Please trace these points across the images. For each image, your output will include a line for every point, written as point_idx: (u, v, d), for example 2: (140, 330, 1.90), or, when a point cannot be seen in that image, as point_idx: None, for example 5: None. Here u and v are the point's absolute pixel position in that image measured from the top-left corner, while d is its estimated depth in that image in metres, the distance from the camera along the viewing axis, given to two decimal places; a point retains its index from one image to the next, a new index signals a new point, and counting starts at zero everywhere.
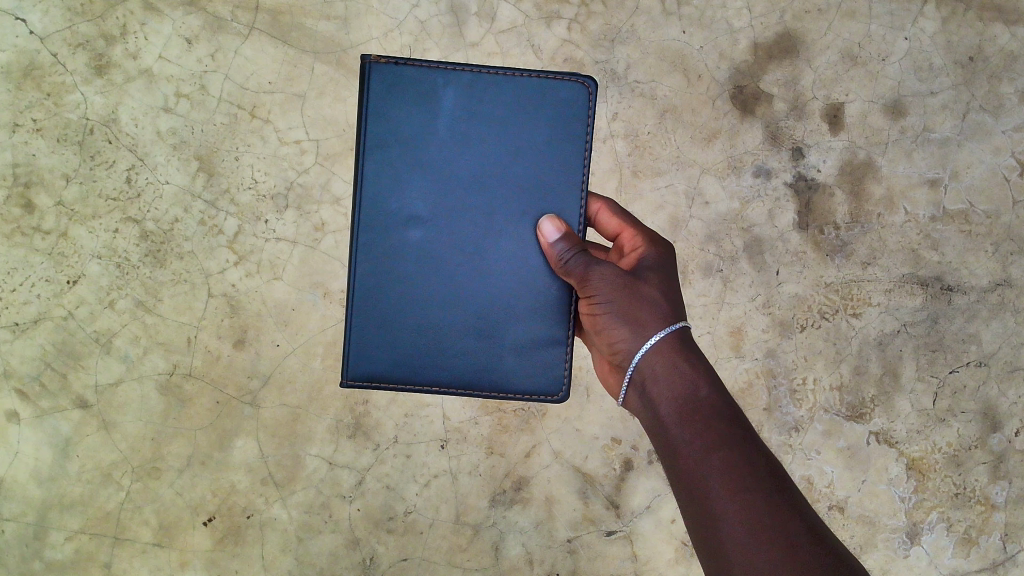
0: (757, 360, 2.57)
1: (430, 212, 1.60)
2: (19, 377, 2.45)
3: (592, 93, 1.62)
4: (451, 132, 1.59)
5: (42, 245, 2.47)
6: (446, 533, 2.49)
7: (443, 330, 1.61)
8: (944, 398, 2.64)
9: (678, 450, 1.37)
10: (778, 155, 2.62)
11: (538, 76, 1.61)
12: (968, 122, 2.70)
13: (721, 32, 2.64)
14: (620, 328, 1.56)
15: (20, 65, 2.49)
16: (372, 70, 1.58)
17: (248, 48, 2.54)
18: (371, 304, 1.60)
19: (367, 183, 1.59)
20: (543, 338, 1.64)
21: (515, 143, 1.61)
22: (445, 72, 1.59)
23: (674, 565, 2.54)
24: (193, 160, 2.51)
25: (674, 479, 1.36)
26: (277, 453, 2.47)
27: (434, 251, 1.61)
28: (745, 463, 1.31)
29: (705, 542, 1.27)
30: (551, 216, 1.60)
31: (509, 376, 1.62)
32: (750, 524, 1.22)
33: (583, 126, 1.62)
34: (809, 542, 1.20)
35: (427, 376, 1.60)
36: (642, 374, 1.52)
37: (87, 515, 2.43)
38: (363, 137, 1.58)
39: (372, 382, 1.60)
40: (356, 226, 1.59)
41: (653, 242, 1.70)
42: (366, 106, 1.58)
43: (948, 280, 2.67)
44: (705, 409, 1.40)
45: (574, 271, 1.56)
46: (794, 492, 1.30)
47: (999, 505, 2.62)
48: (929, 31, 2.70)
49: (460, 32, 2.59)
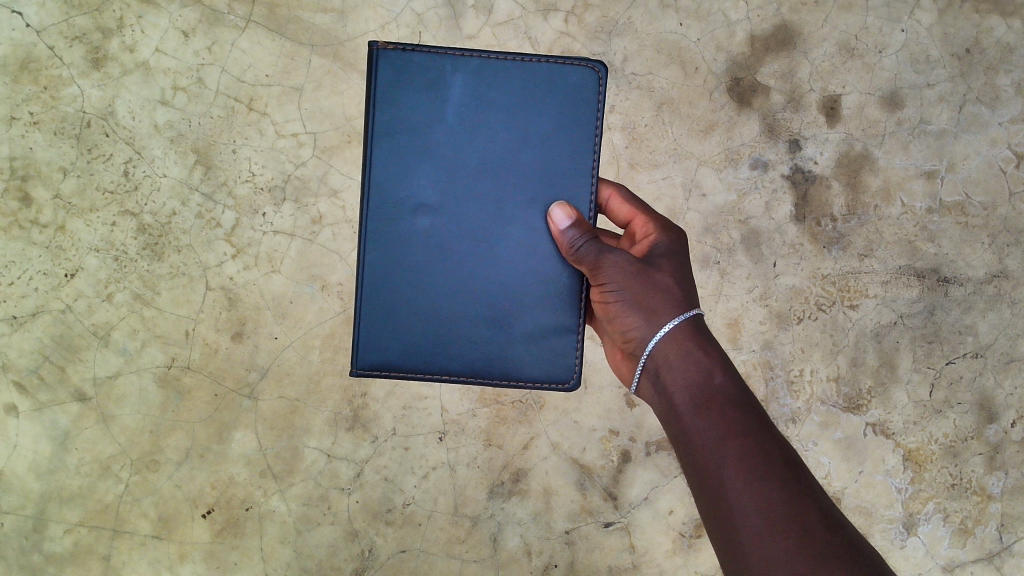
0: (755, 352, 2.57)
1: (439, 200, 1.60)
2: (17, 370, 2.45)
3: (601, 78, 1.62)
4: (460, 118, 1.60)
5: (40, 238, 2.47)
6: (444, 525, 2.50)
7: (453, 318, 1.61)
8: (940, 389, 2.65)
9: (692, 438, 1.38)
10: (776, 147, 2.63)
11: (548, 62, 1.61)
12: (965, 114, 2.70)
13: (718, 24, 2.64)
14: (633, 316, 1.57)
15: (17, 58, 2.49)
16: (380, 56, 1.58)
17: (245, 41, 2.54)
18: (381, 293, 1.61)
19: (376, 170, 1.59)
20: (553, 327, 1.64)
21: (525, 130, 1.61)
22: (454, 59, 1.60)
23: (672, 556, 2.55)
24: (191, 153, 2.51)
25: (688, 468, 1.38)
26: (276, 445, 2.48)
27: (443, 239, 1.61)
28: (760, 452, 1.32)
29: (720, 530, 1.29)
30: (561, 203, 1.60)
31: (519, 365, 1.63)
32: (764, 513, 1.23)
33: (593, 112, 1.62)
34: (824, 531, 1.21)
35: (437, 365, 1.61)
36: (656, 362, 1.54)
37: (86, 508, 2.43)
38: (371, 124, 1.59)
39: (382, 370, 1.61)
40: (365, 213, 1.60)
41: (665, 229, 1.71)
42: (374, 93, 1.59)
43: (945, 271, 2.68)
44: (720, 398, 1.42)
45: (586, 258, 1.56)
46: (810, 480, 1.30)
47: (995, 496, 2.63)
48: (926, 24, 2.71)
49: (457, 24, 2.59)
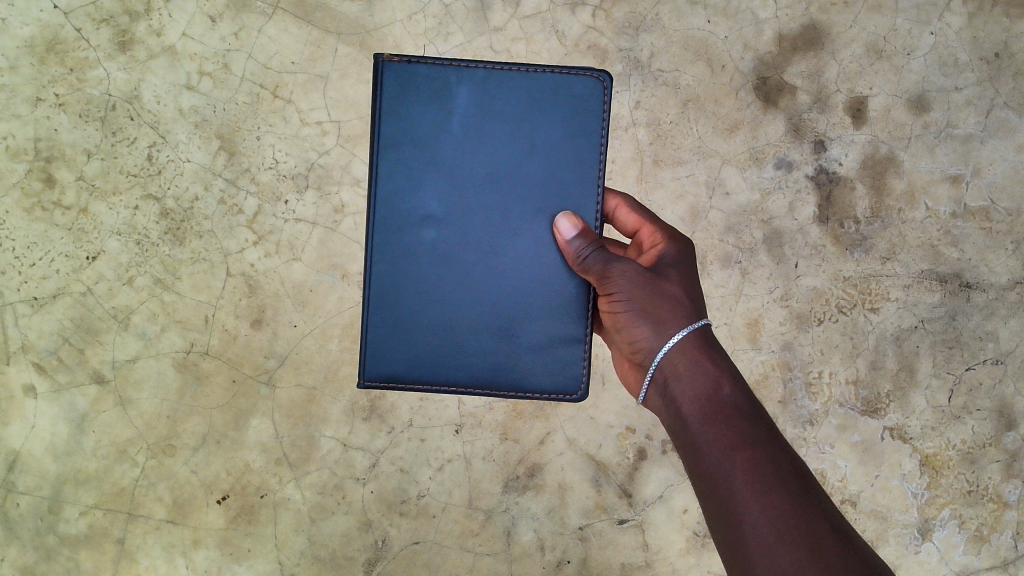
0: (774, 353, 2.56)
1: (445, 211, 1.60)
2: (36, 351, 2.45)
3: (606, 87, 1.62)
4: (466, 130, 1.59)
5: (62, 220, 2.47)
6: (458, 517, 2.50)
7: (460, 328, 1.61)
8: (959, 395, 2.64)
9: (701, 449, 1.38)
10: (800, 147, 2.62)
11: (553, 72, 1.61)
12: (992, 119, 2.69)
13: (746, 22, 2.63)
14: (641, 326, 1.57)
15: (44, 40, 2.49)
16: (385, 69, 1.58)
17: (272, 27, 2.54)
18: (387, 304, 1.60)
19: (382, 182, 1.59)
20: (561, 336, 1.63)
21: (531, 140, 1.60)
22: (458, 71, 1.59)
23: (685, 555, 2.54)
24: (215, 138, 2.51)
25: (697, 479, 1.37)
26: (292, 433, 2.48)
27: (449, 249, 1.60)
28: (770, 463, 1.31)
29: (728, 543, 1.28)
30: (567, 212, 1.60)
31: (525, 376, 1.62)
32: (774, 525, 1.23)
33: (598, 122, 1.62)
34: (834, 543, 1.21)
35: (444, 376, 1.60)
36: (664, 372, 1.52)
37: (102, 491, 2.43)
38: (377, 136, 1.58)
39: (389, 382, 1.60)
40: (371, 226, 1.59)
41: (672, 239, 1.71)
42: (380, 105, 1.58)
43: (967, 277, 2.67)
44: (728, 409, 1.41)
45: (593, 268, 1.56)
46: (819, 493, 1.31)
47: (1012, 504, 2.62)
48: (955, 27, 2.69)
49: (484, 16, 2.58)
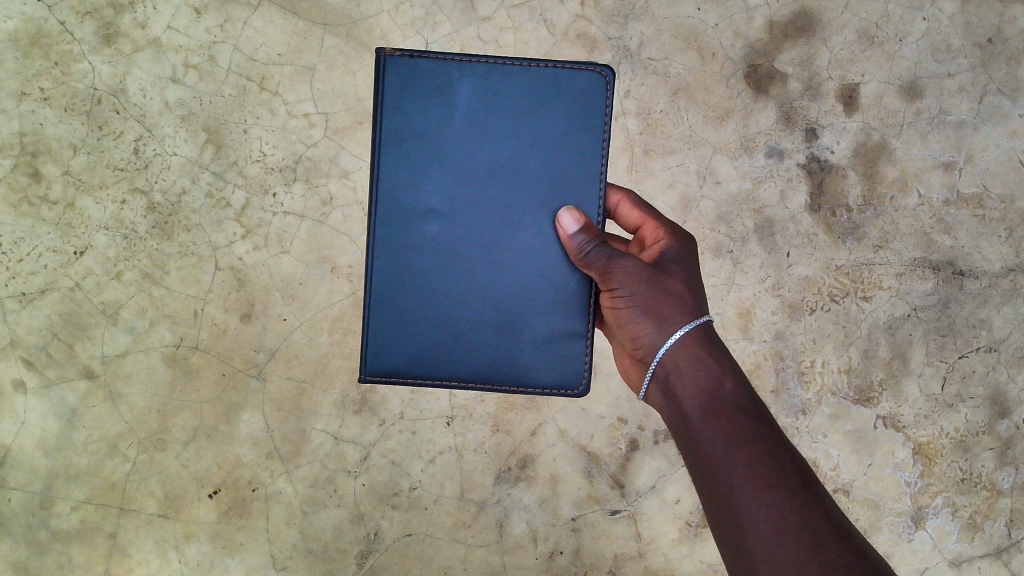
0: (766, 342, 2.55)
1: (448, 206, 1.58)
2: (25, 347, 2.45)
3: (609, 82, 1.60)
4: (469, 124, 1.57)
5: (49, 216, 2.46)
6: (450, 509, 2.50)
7: (461, 323, 1.60)
8: (953, 382, 2.63)
9: (702, 446, 1.37)
10: (792, 135, 2.60)
11: (556, 67, 1.59)
12: (985, 105, 2.67)
13: (736, 9, 2.61)
14: (643, 323, 1.56)
15: (28, 33, 2.47)
16: (387, 63, 1.56)
17: (258, 18, 2.52)
18: (389, 298, 1.59)
19: (383, 177, 1.57)
20: (562, 331, 1.62)
21: (534, 135, 1.59)
22: (461, 64, 1.57)
23: (678, 545, 2.54)
24: (202, 131, 2.49)
25: (698, 476, 1.37)
26: (283, 427, 2.47)
27: (452, 245, 1.59)
28: (771, 461, 1.30)
29: (729, 541, 1.27)
30: (569, 208, 1.59)
31: (528, 371, 1.61)
32: (774, 522, 1.23)
33: (600, 117, 1.60)
34: (834, 541, 1.20)
35: (446, 371, 1.59)
36: (665, 369, 1.52)
37: (93, 485, 2.43)
38: (378, 130, 1.56)
39: (391, 377, 1.59)
40: (373, 220, 1.58)
41: (674, 235, 1.70)
42: (381, 100, 1.56)
43: (960, 264, 2.65)
44: (729, 405, 1.41)
45: (594, 263, 1.54)
46: (821, 490, 1.30)
47: (1005, 491, 2.62)
48: (948, 12, 2.66)
49: (471, 5, 2.55)
